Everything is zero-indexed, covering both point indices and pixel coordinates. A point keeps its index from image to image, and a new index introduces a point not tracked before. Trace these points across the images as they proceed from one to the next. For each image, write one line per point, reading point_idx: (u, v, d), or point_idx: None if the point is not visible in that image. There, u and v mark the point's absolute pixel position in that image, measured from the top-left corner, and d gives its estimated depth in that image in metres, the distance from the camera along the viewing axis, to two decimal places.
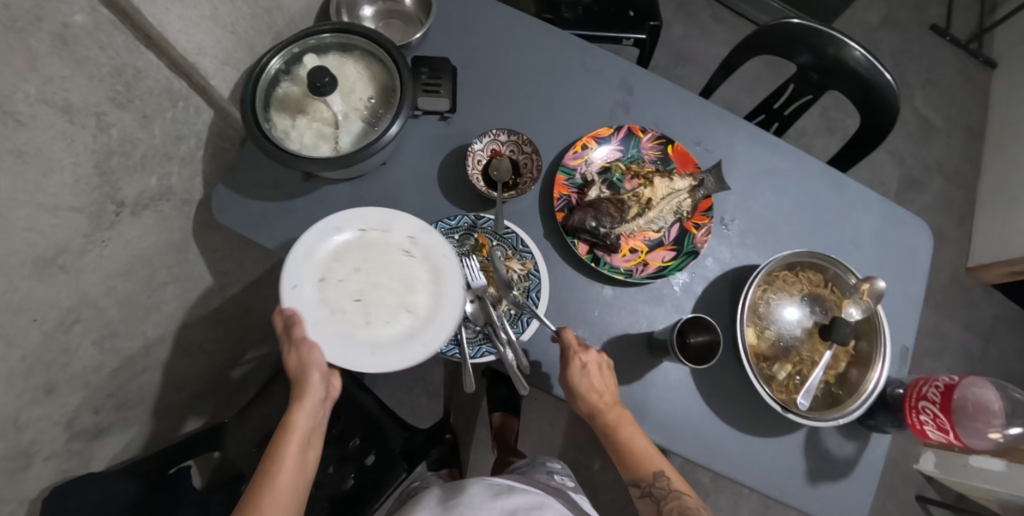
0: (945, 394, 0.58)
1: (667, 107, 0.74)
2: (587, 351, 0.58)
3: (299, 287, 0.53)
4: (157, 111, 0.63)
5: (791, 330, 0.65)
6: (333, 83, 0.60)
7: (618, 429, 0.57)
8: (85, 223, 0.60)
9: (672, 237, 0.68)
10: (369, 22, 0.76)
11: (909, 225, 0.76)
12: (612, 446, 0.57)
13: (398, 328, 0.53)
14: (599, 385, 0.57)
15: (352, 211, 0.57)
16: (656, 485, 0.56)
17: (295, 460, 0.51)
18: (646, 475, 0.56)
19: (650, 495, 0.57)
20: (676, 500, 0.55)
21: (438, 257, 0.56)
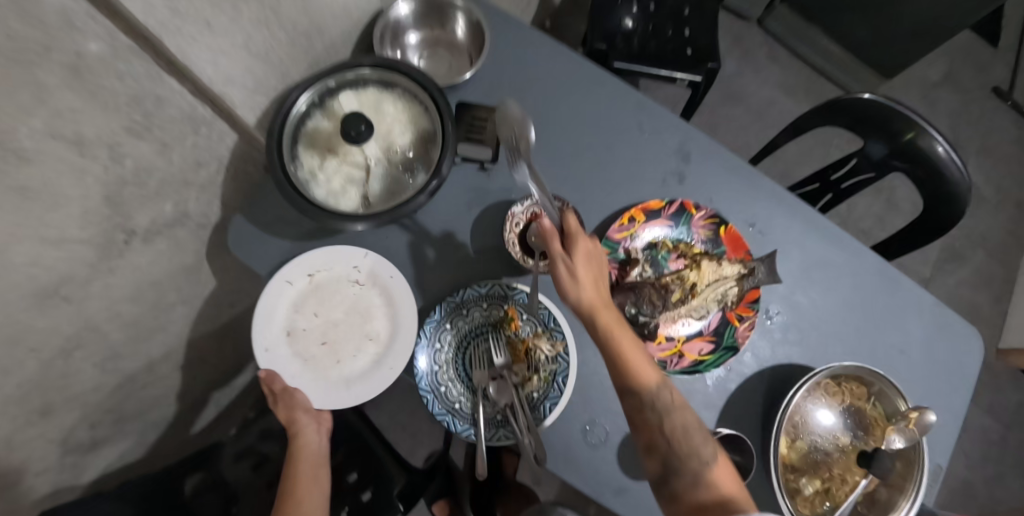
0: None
1: (724, 181, 0.69)
2: (591, 244, 0.55)
3: (272, 350, 0.58)
4: (178, 139, 0.59)
5: (824, 443, 0.62)
6: (369, 132, 0.55)
7: (617, 331, 0.51)
8: (92, 253, 0.56)
9: (712, 327, 0.64)
10: (413, 53, 0.71)
11: (965, 335, 0.71)
12: (606, 347, 0.52)
13: (365, 359, 0.59)
14: (593, 280, 0.54)
15: (299, 261, 0.61)
16: (660, 397, 0.51)
17: (309, 476, 0.61)
18: (649, 380, 0.51)
19: (653, 404, 0.50)
20: (681, 417, 0.50)
21: (384, 279, 0.61)
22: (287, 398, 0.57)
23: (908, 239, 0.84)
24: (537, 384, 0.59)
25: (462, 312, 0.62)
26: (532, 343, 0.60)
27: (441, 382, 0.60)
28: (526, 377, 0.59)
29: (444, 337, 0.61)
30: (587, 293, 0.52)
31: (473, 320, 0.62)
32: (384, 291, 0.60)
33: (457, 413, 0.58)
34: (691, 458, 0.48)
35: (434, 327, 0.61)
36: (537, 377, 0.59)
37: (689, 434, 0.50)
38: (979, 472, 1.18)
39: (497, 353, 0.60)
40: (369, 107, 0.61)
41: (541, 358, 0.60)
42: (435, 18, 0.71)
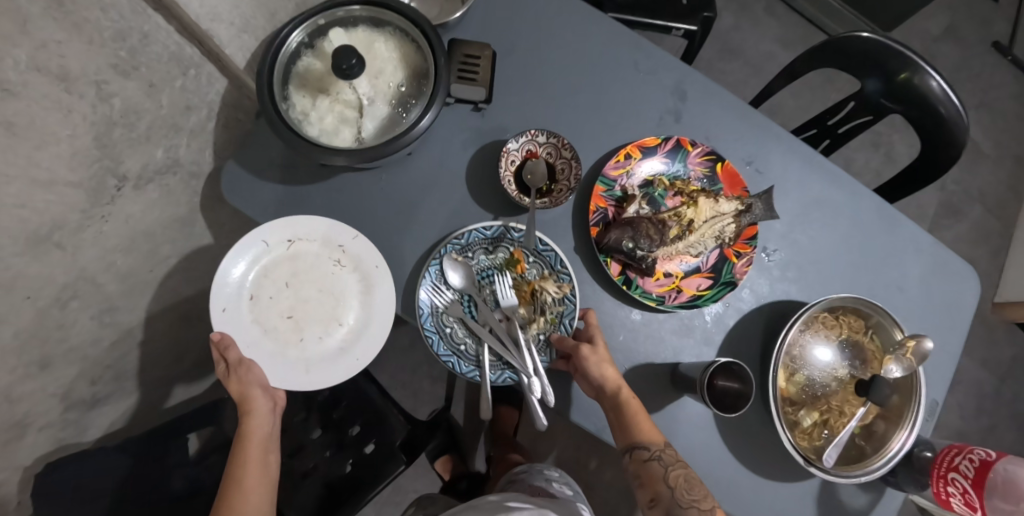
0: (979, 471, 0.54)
1: (720, 119, 0.68)
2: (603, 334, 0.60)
3: (230, 309, 0.55)
4: (165, 80, 0.58)
5: (823, 377, 0.62)
6: (360, 66, 0.53)
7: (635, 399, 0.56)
8: (84, 198, 0.55)
9: (710, 263, 0.63)
10: None
11: (959, 271, 0.71)
12: (627, 419, 0.55)
13: (331, 343, 0.57)
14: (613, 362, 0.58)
15: (279, 221, 0.58)
16: (664, 450, 0.55)
17: (258, 455, 0.56)
18: (656, 441, 0.55)
19: (658, 459, 0.55)
20: (682, 467, 0.55)
21: (368, 266, 0.59)
22: (242, 370, 0.54)
23: (905, 183, 0.84)
24: (543, 325, 0.60)
25: (466, 255, 0.61)
26: (538, 285, 0.60)
27: (444, 323, 0.59)
28: (533, 318, 0.60)
29: (448, 283, 0.60)
30: (608, 369, 0.55)
31: (479, 263, 0.61)
32: (364, 278, 0.59)
33: (462, 355, 0.59)
34: (692, 508, 0.53)
35: (437, 270, 0.60)
36: (544, 319, 0.60)
37: (691, 482, 0.54)
38: (972, 422, 1.20)
39: (505, 295, 0.60)
40: (360, 43, 0.59)
41: (547, 299, 0.60)
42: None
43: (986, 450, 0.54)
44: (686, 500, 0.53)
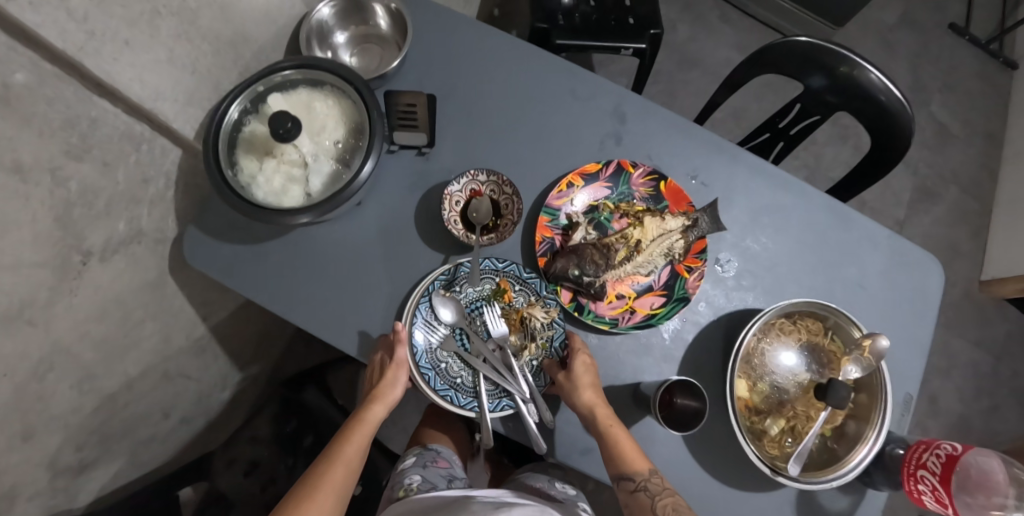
0: (947, 466, 0.53)
1: (660, 136, 0.70)
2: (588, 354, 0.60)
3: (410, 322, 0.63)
4: (119, 157, 0.61)
5: (785, 382, 0.61)
6: (297, 128, 0.56)
7: (615, 425, 0.55)
8: (49, 277, 0.58)
9: (662, 281, 0.64)
10: (342, 49, 0.74)
11: (920, 261, 0.71)
12: (604, 445, 0.55)
13: None
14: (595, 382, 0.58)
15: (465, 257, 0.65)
16: (651, 481, 0.54)
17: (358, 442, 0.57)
18: (641, 472, 0.54)
19: (644, 491, 0.53)
20: (670, 497, 0.54)
21: None
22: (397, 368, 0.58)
23: (862, 177, 0.84)
24: (535, 351, 0.61)
25: (454, 290, 0.62)
26: (526, 312, 0.62)
27: (440, 359, 0.60)
28: (524, 345, 0.62)
29: (439, 320, 0.61)
30: (583, 396, 0.56)
31: (467, 296, 0.62)
32: None
33: (459, 388, 0.60)
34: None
35: (427, 308, 0.61)
36: (536, 345, 0.62)
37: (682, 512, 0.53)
38: (974, 406, 1.17)
39: (495, 325, 0.61)
40: (300, 106, 0.63)
41: (536, 325, 0.62)
42: (358, 14, 0.72)
43: (951, 444, 0.54)
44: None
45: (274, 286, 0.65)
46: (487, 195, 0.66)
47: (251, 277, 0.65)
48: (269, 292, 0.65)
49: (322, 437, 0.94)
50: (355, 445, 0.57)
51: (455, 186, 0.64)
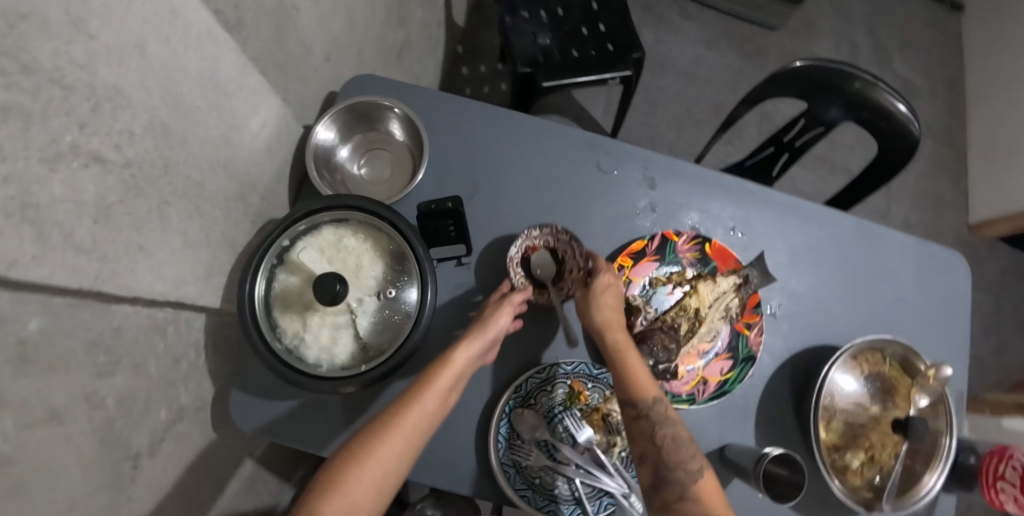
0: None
1: (692, 194, 0.69)
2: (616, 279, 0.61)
3: None
4: (148, 352, 0.55)
5: (857, 416, 0.64)
6: (344, 287, 0.53)
7: (624, 350, 0.56)
8: (108, 500, 0.53)
9: (726, 343, 0.64)
10: (348, 162, 0.69)
11: (946, 259, 0.75)
12: (613, 365, 0.56)
13: None
14: (615, 307, 0.59)
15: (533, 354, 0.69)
16: (654, 410, 0.52)
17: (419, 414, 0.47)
18: (644, 398, 0.53)
19: (646, 418, 0.52)
20: (672, 428, 0.52)
21: None
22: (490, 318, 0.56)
23: (865, 186, 0.86)
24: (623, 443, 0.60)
25: (529, 403, 0.59)
26: (606, 408, 0.60)
27: (533, 475, 0.58)
28: (611, 441, 0.59)
29: (521, 438, 0.58)
30: (599, 315, 0.57)
31: (544, 405, 0.59)
32: None
33: (560, 499, 0.57)
34: (679, 470, 0.49)
35: (507, 427, 0.59)
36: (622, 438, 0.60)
37: (679, 444, 0.51)
38: (984, 344, 1.26)
39: (580, 429, 0.58)
40: (331, 249, 0.59)
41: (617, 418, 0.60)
42: (364, 124, 0.69)
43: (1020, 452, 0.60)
44: (674, 462, 0.50)
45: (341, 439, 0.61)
46: (545, 255, 0.63)
47: (315, 433, 0.62)
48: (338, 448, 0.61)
49: None
50: (413, 413, 0.47)
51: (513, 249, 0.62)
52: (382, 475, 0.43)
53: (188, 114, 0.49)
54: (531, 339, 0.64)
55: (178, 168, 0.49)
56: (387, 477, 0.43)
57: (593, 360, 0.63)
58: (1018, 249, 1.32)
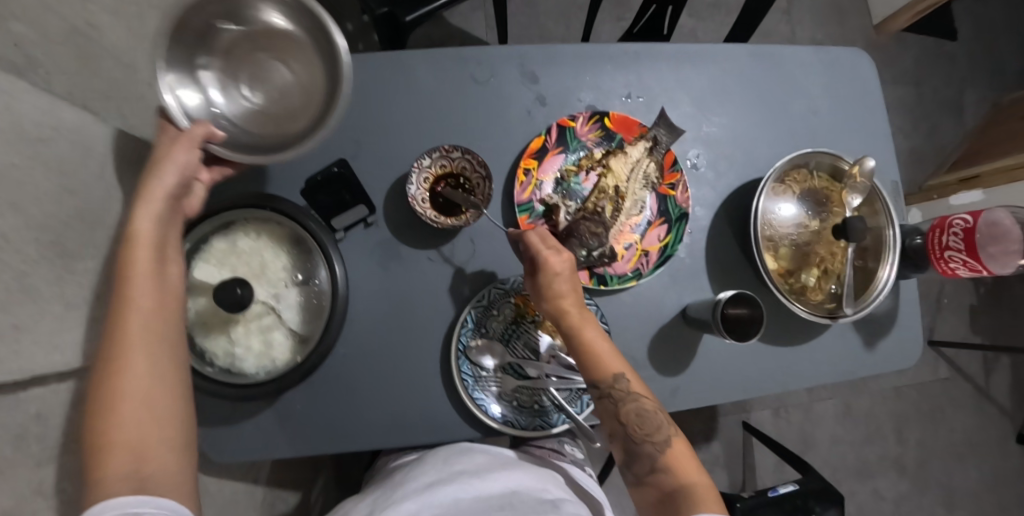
0: (968, 240, 0.57)
1: (579, 74, 0.66)
2: (559, 253, 0.51)
3: None
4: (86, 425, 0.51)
5: (802, 235, 0.64)
6: (248, 287, 0.50)
7: (584, 332, 0.50)
8: None
9: (655, 209, 0.64)
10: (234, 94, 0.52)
11: (852, 59, 0.73)
12: (573, 349, 0.50)
13: None
14: (566, 288, 0.51)
15: None
16: (616, 387, 0.48)
17: (145, 307, 0.38)
18: (605, 377, 0.49)
19: (608, 397, 0.49)
20: (635, 402, 0.48)
21: None
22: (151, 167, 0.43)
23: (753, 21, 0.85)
24: None
25: (483, 333, 0.59)
26: None
27: (510, 398, 0.58)
28: None
29: (486, 369, 0.59)
30: (549, 301, 0.51)
31: (497, 330, 0.59)
32: None
33: (542, 412, 0.58)
34: (645, 444, 0.48)
35: (469, 364, 0.58)
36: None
37: (645, 418, 0.48)
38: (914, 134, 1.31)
39: (539, 339, 0.60)
40: (228, 257, 0.55)
41: None
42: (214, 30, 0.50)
43: (962, 218, 0.58)
44: (639, 436, 0.48)
45: (317, 435, 0.59)
46: (446, 177, 0.61)
47: (288, 443, 0.59)
48: (316, 444, 0.59)
49: None
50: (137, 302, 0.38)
51: (410, 184, 0.58)
52: (150, 395, 0.37)
53: (16, 169, 0.43)
54: (468, 275, 0.62)
55: (27, 231, 0.44)
56: (157, 401, 0.37)
57: None
58: (920, 36, 1.36)
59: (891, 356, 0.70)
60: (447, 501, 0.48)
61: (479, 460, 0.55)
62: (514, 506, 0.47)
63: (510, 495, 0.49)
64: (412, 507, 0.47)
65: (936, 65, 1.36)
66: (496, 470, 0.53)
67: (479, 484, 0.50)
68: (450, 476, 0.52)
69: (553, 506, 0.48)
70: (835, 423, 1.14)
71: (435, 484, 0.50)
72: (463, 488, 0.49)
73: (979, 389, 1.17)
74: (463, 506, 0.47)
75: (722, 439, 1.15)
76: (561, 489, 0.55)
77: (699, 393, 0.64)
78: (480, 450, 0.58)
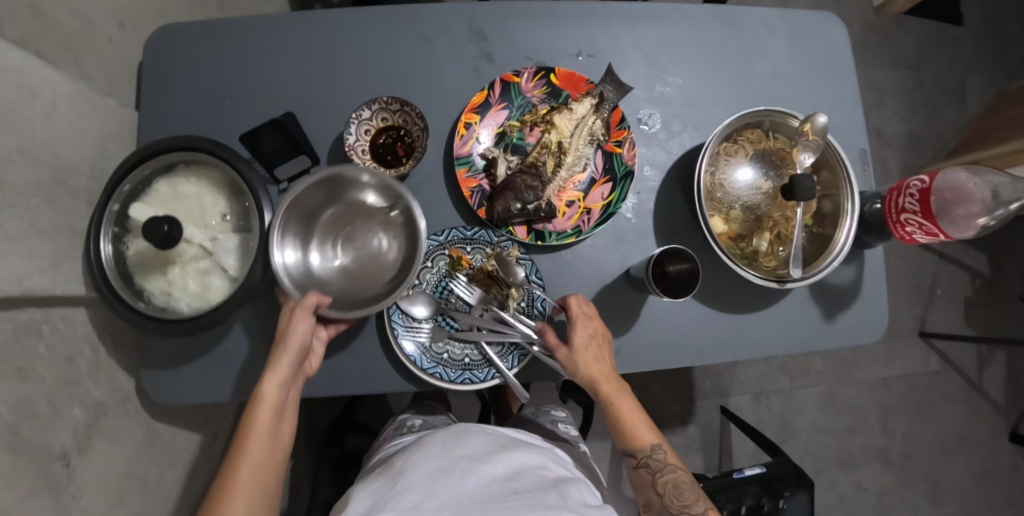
0: (924, 201, 0.54)
1: (528, 31, 0.65)
2: (594, 321, 0.57)
3: None
4: (29, 356, 0.53)
5: (754, 198, 0.61)
6: (176, 226, 0.50)
7: (614, 400, 0.55)
8: (47, 500, 0.52)
9: (601, 167, 0.63)
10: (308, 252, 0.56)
11: (820, 22, 0.71)
12: (607, 415, 0.56)
13: None
14: (597, 355, 0.56)
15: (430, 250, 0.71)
16: (653, 457, 0.54)
17: (257, 445, 0.48)
18: (641, 448, 0.54)
19: (645, 467, 0.54)
20: (672, 473, 0.53)
21: None
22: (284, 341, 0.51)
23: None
24: (519, 294, 0.60)
25: (415, 285, 0.59)
26: (491, 265, 0.60)
27: (439, 351, 0.58)
28: (506, 295, 0.60)
29: (417, 320, 0.58)
30: (585, 371, 0.55)
31: (430, 282, 0.60)
32: None
33: (472, 366, 0.58)
34: (682, 515, 0.51)
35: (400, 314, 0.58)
36: (516, 287, 0.60)
37: (681, 489, 0.52)
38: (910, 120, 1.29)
39: (470, 292, 0.60)
40: (167, 200, 0.56)
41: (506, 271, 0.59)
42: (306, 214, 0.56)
43: (919, 179, 0.55)
44: (676, 507, 0.51)
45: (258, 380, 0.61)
46: (387, 130, 0.62)
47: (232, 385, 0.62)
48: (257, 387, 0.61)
49: None
50: (253, 436, 0.48)
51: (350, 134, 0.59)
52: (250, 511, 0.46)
53: None
54: None
55: None
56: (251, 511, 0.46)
57: (467, 224, 0.61)
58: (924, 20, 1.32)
59: (854, 329, 0.67)
60: (453, 493, 0.42)
61: (478, 442, 0.49)
62: (522, 500, 0.42)
63: (515, 485, 0.44)
64: (416, 499, 0.42)
65: (938, 49, 1.32)
66: (499, 456, 0.47)
67: (483, 473, 0.45)
68: (452, 463, 0.46)
69: (557, 498, 0.44)
70: (817, 411, 1.24)
71: (437, 472, 0.44)
72: (469, 478, 0.44)
73: (971, 383, 1.29)
74: (469, 499, 0.42)
75: (699, 420, 1.18)
76: (562, 469, 0.51)
77: (641, 357, 0.61)
78: (478, 431, 0.52)
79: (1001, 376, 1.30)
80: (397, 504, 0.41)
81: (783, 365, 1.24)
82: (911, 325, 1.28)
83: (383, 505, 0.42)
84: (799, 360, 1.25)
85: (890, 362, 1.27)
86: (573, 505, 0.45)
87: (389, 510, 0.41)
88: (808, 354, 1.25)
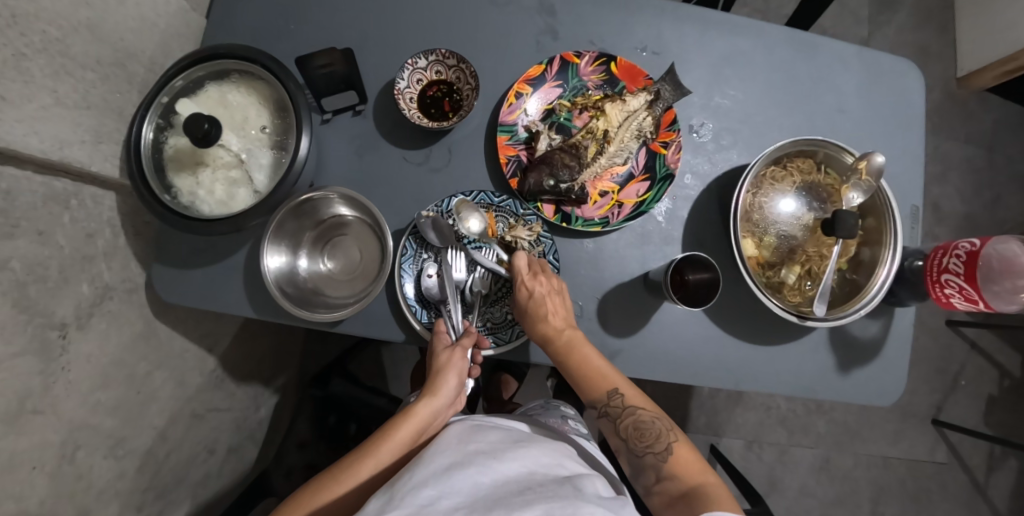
0: (969, 263, 0.52)
1: (598, 16, 0.64)
2: (540, 277, 0.55)
3: None
4: (52, 222, 0.54)
5: (791, 229, 0.58)
6: (216, 126, 0.51)
7: (575, 350, 0.53)
8: (35, 361, 0.53)
9: (642, 164, 0.61)
10: (300, 262, 0.59)
11: (897, 69, 0.68)
12: (568, 371, 0.54)
13: None
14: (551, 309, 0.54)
15: None
16: (610, 404, 0.52)
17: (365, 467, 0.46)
18: (600, 396, 0.52)
19: (605, 415, 0.52)
20: (632, 415, 0.51)
21: None
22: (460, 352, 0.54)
23: (817, 5, 0.83)
24: None
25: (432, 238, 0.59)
26: (511, 236, 0.59)
27: (440, 309, 0.59)
28: None
29: (428, 272, 0.59)
30: (537, 328, 0.54)
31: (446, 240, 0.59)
32: None
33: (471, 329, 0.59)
34: (648, 455, 0.49)
35: (412, 262, 0.59)
36: None
37: (643, 429, 0.50)
38: (966, 198, 1.30)
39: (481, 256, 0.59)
40: (214, 104, 0.57)
41: (524, 245, 0.59)
42: (300, 225, 0.59)
43: (969, 240, 0.53)
44: (640, 447, 0.50)
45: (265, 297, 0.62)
46: (439, 83, 0.62)
47: (235, 297, 0.62)
48: (262, 303, 0.62)
49: (365, 422, 0.92)
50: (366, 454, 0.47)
51: (402, 77, 0.59)
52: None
53: None
54: (437, 182, 0.62)
55: (32, 22, 0.46)
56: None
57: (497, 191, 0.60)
58: (1002, 102, 1.33)
59: (867, 387, 0.63)
60: (468, 489, 0.37)
61: (492, 438, 0.46)
62: (540, 492, 0.38)
63: (529, 482, 0.40)
64: (431, 495, 0.36)
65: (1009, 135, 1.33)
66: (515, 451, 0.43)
67: (498, 468, 0.40)
68: (466, 457, 0.41)
69: (577, 489, 0.39)
70: (808, 473, 1.19)
71: (451, 465, 0.40)
72: (481, 474, 0.39)
73: (975, 484, 1.22)
74: (484, 497, 0.37)
75: None
76: (579, 467, 0.46)
77: (642, 358, 0.59)
78: (494, 429, 0.49)
79: (1009, 484, 1.23)
80: (410, 501, 0.36)
81: (783, 418, 1.21)
82: (925, 409, 1.23)
83: (391, 504, 0.36)
84: (800, 417, 1.21)
85: (895, 442, 1.22)
86: (590, 497, 0.39)
87: (400, 507, 0.35)
88: (811, 414, 1.21)
